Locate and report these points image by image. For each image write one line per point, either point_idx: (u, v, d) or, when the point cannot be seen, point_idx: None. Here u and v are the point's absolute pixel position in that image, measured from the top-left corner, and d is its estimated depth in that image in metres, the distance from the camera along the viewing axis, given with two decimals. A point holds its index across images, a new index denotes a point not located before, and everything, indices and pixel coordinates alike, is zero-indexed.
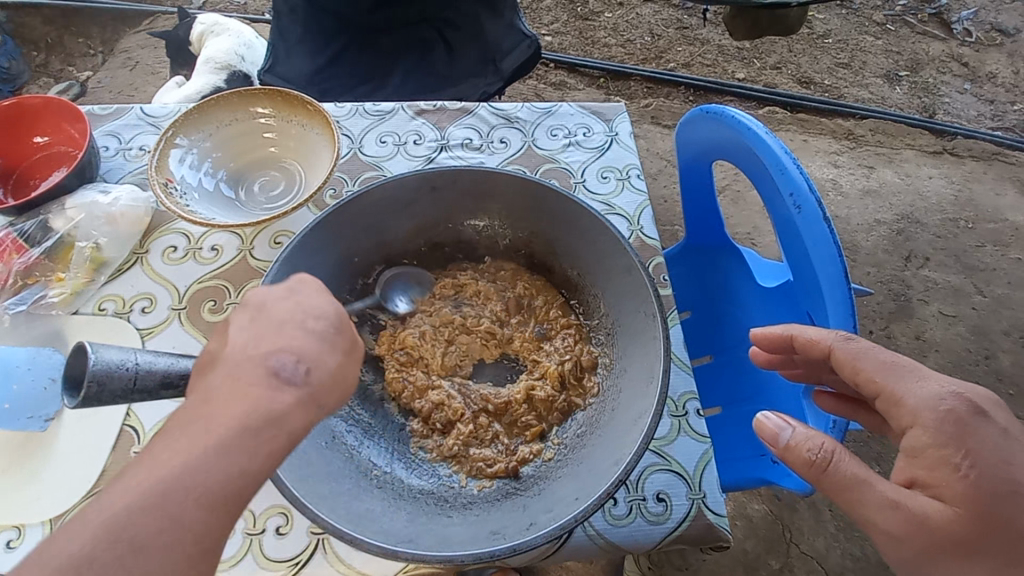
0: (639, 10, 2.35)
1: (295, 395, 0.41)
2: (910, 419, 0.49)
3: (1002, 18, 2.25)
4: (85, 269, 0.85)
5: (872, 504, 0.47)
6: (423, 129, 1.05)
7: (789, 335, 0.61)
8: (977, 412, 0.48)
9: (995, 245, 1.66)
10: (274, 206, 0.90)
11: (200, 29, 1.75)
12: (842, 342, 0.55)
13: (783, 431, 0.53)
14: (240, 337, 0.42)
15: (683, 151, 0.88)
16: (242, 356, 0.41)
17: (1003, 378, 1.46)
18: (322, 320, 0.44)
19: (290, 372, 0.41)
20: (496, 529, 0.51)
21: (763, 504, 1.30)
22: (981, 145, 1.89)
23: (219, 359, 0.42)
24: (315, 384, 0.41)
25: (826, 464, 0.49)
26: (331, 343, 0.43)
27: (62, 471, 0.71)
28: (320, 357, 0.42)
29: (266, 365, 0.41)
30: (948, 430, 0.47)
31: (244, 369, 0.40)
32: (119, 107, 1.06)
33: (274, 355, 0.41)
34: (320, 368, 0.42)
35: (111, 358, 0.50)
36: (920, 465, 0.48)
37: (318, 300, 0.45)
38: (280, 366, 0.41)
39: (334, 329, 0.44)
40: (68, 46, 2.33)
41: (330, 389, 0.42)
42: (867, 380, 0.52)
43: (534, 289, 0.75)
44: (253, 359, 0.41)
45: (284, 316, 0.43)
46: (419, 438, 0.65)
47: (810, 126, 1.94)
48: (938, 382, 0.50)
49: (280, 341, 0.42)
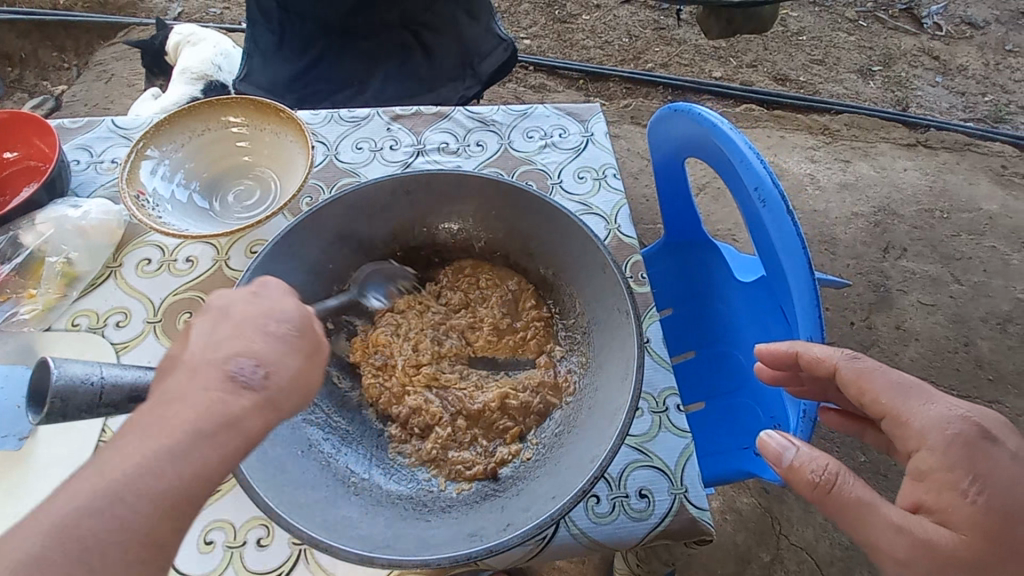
0: (616, 11, 2.37)
1: (254, 396, 0.43)
2: (917, 442, 0.50)
3: (971, 11, 2.30)
4: (56, 284, 0.84)
5: (878, 527, 0.47)
6: (400, 135, 1.05)
7: (794, 351, 0.60)
8: (986, 436, 0.49)
9: (970, 234, 1.70)
10: (250, 215, 0.89)
11: (176, 39, 1.74)
12: (848, 360, 0.56)
13: (787, 450, 0.52)
14: (201, 345, 0.45)
15: (656, 150, 0.89)
16: (205, 358, 0.44)
17: (982, 364, 1.49)
18: (284, 324, 0.47)
19: (249, 374, 0.44)
20: (474, 531, 0.51)
21: (752, 497, 1.32)
22: (954, 136, 1.93)
23: (182, 360, 0.45)
24: (274, 386, 0.44)
25: (831, 485, 0.50)
26: (292, 347, 0.47)
27: (39, 489, 0.70)
28: (279, 359, 0.45)
29: (226, 368, 0.44)
30: (956, 453, 0.48)
31: (199, 373, 0.43)
32: (89, 119, 1.05)
33: (233, 360, 0.44)
34: (277, 369, 0.45)
35: (75, 372, 0.49)
36: (926, 488, 0.49)
37: (280, 306, 0.48)
38: (238, 370, 0.44)
39: (295, 333, 0.47)
40: (43, 60, 2.31)
41: (293, 390, 0.45)
42: (873, 400, 0.53)
43: (495, 281, 0.75)
44: (215, 360, 0.44)
45: (246, 322, 0.46)
46: (398, 443, 0.65)
47: (787, 122, 1.97)
48: (946, 404, 0.51)
49: (237, 346, 0.45)
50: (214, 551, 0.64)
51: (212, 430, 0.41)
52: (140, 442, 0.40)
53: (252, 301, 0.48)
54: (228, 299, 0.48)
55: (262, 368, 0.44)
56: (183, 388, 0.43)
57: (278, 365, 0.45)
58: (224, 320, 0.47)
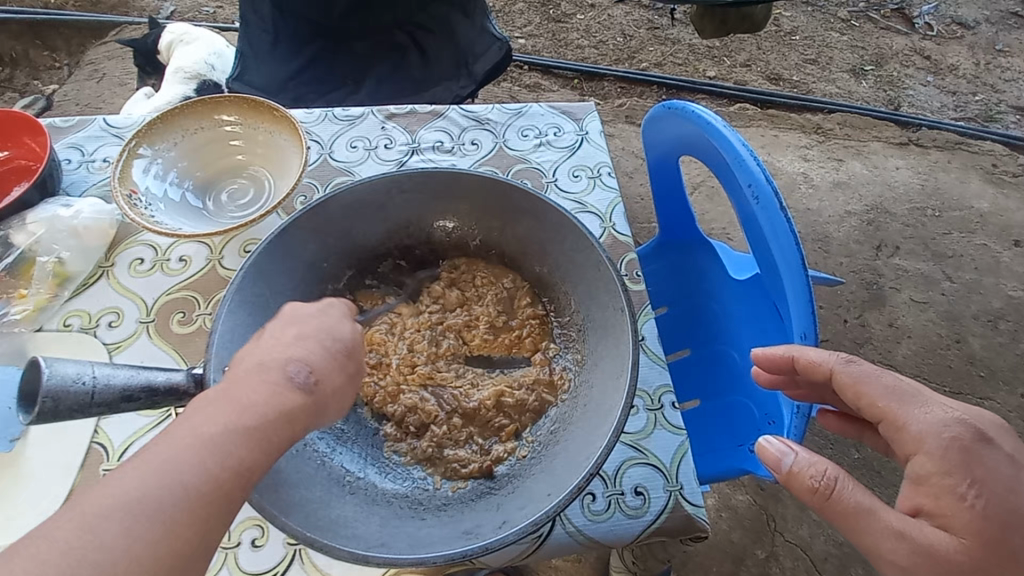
0: (610, 11, 2.38)
1: (304, 400, 0.48)
2: (914, 446, 0.50)
3: (962, 11, 2.32)
4: (48, 285, 0.83)
5: (878, 532, 0.48)
6: (394, 133, 1.05)
7: (790, 356, 0.60)
8: (982, 438, 0.49)
9: (962, 232, 1.71)
10: (244, 214, 0.89)
11: (169, 38, 1.72)
12: (844, 365, 0.56)
13: (786, 456, 0.53)
14: (262, 346, 0.50)
15: (651, 149, 0.89)
16: (265, 359, 0.49)
17: (974, 361, 1.50)
18: (338, 342, 0.53)
19: (302, 379, 0.48)
20: (470, 529, 0.51)
21: (747, 494, 1.32)
22: (945, 135, 1.94)
23: (245, 357, 0.50)
24: (321, 394, 0.49)
25: (830, 491, 0.50)
26: (341, 364, 0.52)
27: (31, 492, 0.69)
28: (329, 372, 0.50)
29: (283, 371, 0.48)
30: (953, 457, 0.48)
31: (257, 373, 0.48)
32: (81, 118, 1.04)
33: (290, 364, 0.49)
34: (326, 381, 0.50)
35: (66, 372, 0.49)
36: (925, 493, 0.49)
37: (338, 326, 0.54)
38: (293, 373, 0.49)
39: (345, 353, 0.53)
40: (34, 60, 2.29)
41: (334, 400, 0.50)
42: (870, 405, 0.53)
43: (492, 279, 0.75)
44: (275, 363, 0.49)
45: (308, 334, 0.52)
46: (393, 441, 0.65)
47: (780, 121, 1.98)
48: (942, 408, 0.51)
49: (297, 353, 0.50)
50: (209, 552, 0.64)
51: (261, 424, 0.45)
52: (195, 428, 0.44)
53: (316, 316, 0.54)
54: (298, 311, 0.54)
55: (313, 377, 0.49)
56: (240, 382, 0.47)
57: (328, 375, 0.50)
58: (285, 330, 0.52)
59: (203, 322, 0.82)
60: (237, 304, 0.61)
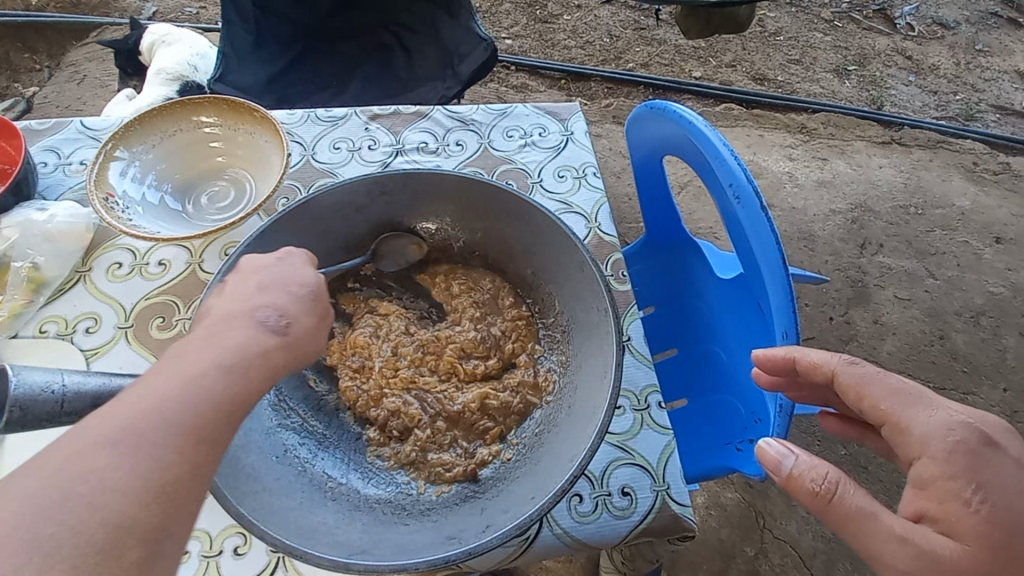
0: (597, 12, 2.39)
1: (278, 340, 0.47)
2: (919, 449, 0.50)
3: (942, 12, 2.36)
4: (23, 290, 0.81)
5: (880, 537, 0.47)
6: (378, 134, 1.04)
7: (791, 358, 0.59)
8: (988, 443, 0.49)
9: (944, 229, 1.73)
10: (224, 216, 0.87)
11: (150, 39, 1.70)
12: (847, 366, 0.56)
13: (785, 459, 0.52)
14: (233, 300, 0.50)
15: (636, 149, 0.89)
16: (235, 310, 0.49)
17: (957, 357, 1.53)
18: (307, 286, 0.52)
19: (273, 322, 0.48)
20: (453, 533, 0.51)
21: (736, 492, 1.33)
22: (927, 134, 1.97)
23: (215, 311, 0.49)
24: (294, 334, 0.49)
25: (831, 494, 0.50)
26: (310, 308, 0.51)
27: None
28: (298, 315, 0.50)
29: (252, 317, 0.48)
30: (958, 462, 0.48)
31: (227, 322, 0.47)
32: (58, 121, 1.02)
33: (258, 310, 0.48)
34: (296, 322, 0.49)
35: (35, 381, 0.47)
36: (929, 497, 0.49)
37: (304, 275, 0.53)
38: (264, 318, 0.48)
39: (315, 296, 0.52)
40: (13, 61, 2.24)
41: (307, 343, 0.50)
42: (872, 407, 0.53)
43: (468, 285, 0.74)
44: (242, 311, 0.48)
45: (273, 283, 0.52)
46: (377, 446, 0.64)
47: (766, 121, 2.00)
48: (947, 411, 0.51)
49: (263, 300, 0.50)
50: (189, 562, 0.63)
51: (237, 368, 0.44)
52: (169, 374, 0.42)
53: (280, 268, 0.54)
54: (261, 263, 0.54)
55: (283, 318, 0.49)
56: (211, 330, 0.47)
57: (299, 317, 0.49)
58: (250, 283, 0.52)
59: (183, 327, 0.81)
60: None
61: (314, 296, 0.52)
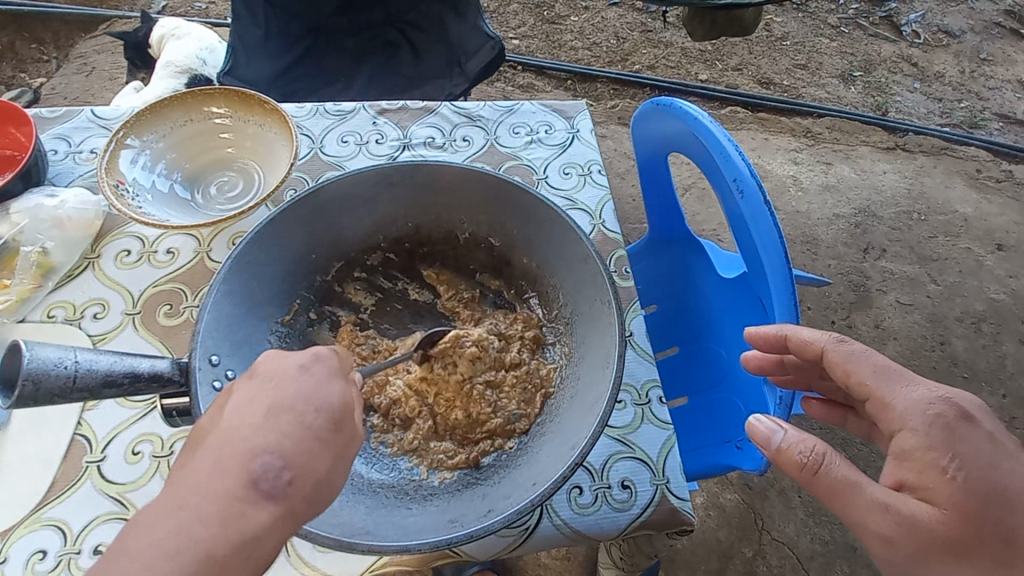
0: (604, 13, 2.39)
1: (277, 499, 0.42)
2: (900, 423, 0.52)
3: (948, 20, 2.36)
4: (31, 275, 0.82)
5: (863, 506, 0.49)
6: (385, 129, 1.05)
7: (783, 335, 0.62)
8: (964, 417, 0.50)
9: (946, 236, 1.74)
10: (233, 206, 0.88)
11: (160, 33, 1.71)
12: (836, 344, 0.57)
13: (776, 433, 0.55)
14: (234, 429, 0.43)
15: (639, 147, 0.90)
16: (234, 449, 0.43)
17: (957, 362, 1.53)
18: (320, 416, 0.46)
19: (275, 476, 0.42)
20: (455, 517, 0.51)
21: (735, 493, 1.33)
22: (931, 141, 1.97)
23: (213, 437, 0.44)
24: (297, 496, 0.43)
25: (817, 465, 0.52)
26: (326, 442, 0.45)
27: (9, 485, 0.68)
28: (309, 461, 0.44)
29: (253, 464, 0.42)
30: (936, 434, 0.50)
31: (224, 466, 0.42)
32: (68, 109, 1.03)
33: (261, 457, 0.42)
34: (305, 472, 0.44)
35: (48, 356, 0.48)
36: (910, 468, 0.50)
37: (322, 390, 0.47)
38: (264, 468, 0.42)
39: (329, 428, 0.46)
40: (20, 52, 2.27)
41: (313, 497, 0.44)
42: (858, 383, 0.55)
43: (466, 304, 0.74)
44: (240, 454, 0.42)
45: (280, 409, 0.45)
46: (380, 432, 0.65)
47: (771, 125, 2.00)
48: (927, 387, 0.53)
49: (265, 442, 0.43)
50: None
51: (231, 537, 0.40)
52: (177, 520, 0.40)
53: (295, 380, 0.47)
54: (274, 377, 0.46)
55: (288, 476, 0.43)
56: (203, 472, 0.42)
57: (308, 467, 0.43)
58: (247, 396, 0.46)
59: (190, 314, 0.82)
60: (222, 296, 0.61)
61: (331, 424, 0.46)
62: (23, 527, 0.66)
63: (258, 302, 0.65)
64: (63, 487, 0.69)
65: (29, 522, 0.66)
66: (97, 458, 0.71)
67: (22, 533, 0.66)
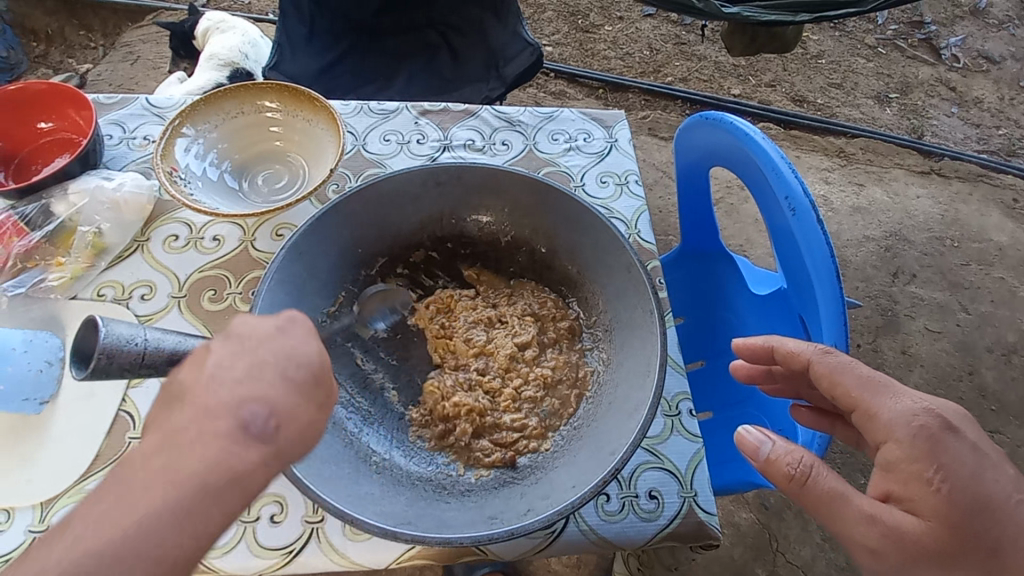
0: (639, 24, 2.39)
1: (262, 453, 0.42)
2: (885, 434, 0.52)
3: (988, 46, 2.32)
4: (85, 254, 0.85)
5: (850, 518, 0.50)
6: (427, 129, 1.07)
7: (771, 346, 0.63)
8: (948, 427, 0.51)
9: (979, 264, 1.71)
10: (278, 199, 0.91)
11: (206, 25, 1.76)
12: (820, 356, 0.57)
13: (764, 444, 0.55)
14: (212, 382, 0.43)
15: (681, 156, 0.90)
16: (215, 402, 0.42)
17: (985, 394, 1.50)
18: (303, 368, 0.45)
19: (259, 427, 0.42)
20: (494, 514, 0.53)
21: (751, 512, 1.31)
22: (968, 166, 1.94)
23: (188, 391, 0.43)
24: (284, 439, 0.43)
25: (805, 478, 0.52)
26: (310, 396, 0.45)
27: (55, 454, 0.71)
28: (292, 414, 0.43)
29: (237, 415, 0.42)
30: (921, 444, 0.50)
31: (208, 421, 0.42)
32: (124, 96, 1.07)
33: (245, 408, 0.42)
34: (290, 423, 0.43)
35: (121, 332, 0.50)
36: (894, 479, 0.51)
37: (301, 348, 0.45)
38: (250, 418, 0.42)
39: (312, 381, 0.45)
40: (70, 39, 2.36)
41: (302, 443, 0.44)
42: (844, 394, 0.55)
43: (504, 299, 0.75)
44: (227, 405, 0.42)
45: (263, 360, 0.44)
46: (418, 426, 0.66)
47: (803, 143, 1.99)
48: (912, 398, 0.53)
49: (249, 392, 0.42)
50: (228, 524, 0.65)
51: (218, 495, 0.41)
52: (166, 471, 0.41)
53: (272, 335, 0.45)
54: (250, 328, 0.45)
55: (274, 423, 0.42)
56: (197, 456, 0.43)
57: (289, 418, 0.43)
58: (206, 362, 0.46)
59: (234, 301, 0.84)
60: (276, 283, 0.63)
61: (313, 378, 0.45)
62: (66, 497, 0.68)
63: (308, 292, 0.67)
64: (107, 460, 0.71)
65: (72, 493, 0.69)
66: (139, 436, 0.73)
67: (65, 503, 0.68)
